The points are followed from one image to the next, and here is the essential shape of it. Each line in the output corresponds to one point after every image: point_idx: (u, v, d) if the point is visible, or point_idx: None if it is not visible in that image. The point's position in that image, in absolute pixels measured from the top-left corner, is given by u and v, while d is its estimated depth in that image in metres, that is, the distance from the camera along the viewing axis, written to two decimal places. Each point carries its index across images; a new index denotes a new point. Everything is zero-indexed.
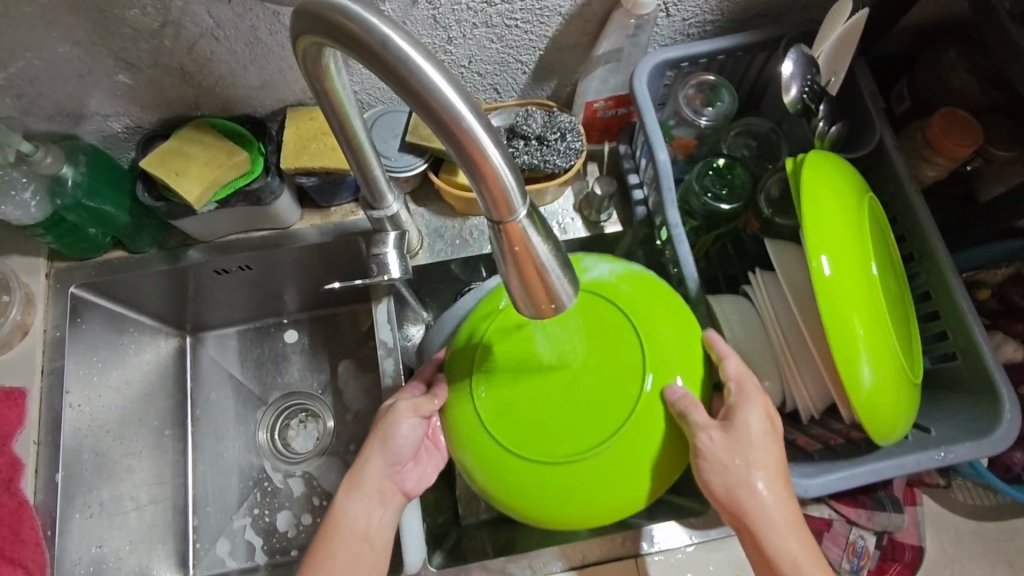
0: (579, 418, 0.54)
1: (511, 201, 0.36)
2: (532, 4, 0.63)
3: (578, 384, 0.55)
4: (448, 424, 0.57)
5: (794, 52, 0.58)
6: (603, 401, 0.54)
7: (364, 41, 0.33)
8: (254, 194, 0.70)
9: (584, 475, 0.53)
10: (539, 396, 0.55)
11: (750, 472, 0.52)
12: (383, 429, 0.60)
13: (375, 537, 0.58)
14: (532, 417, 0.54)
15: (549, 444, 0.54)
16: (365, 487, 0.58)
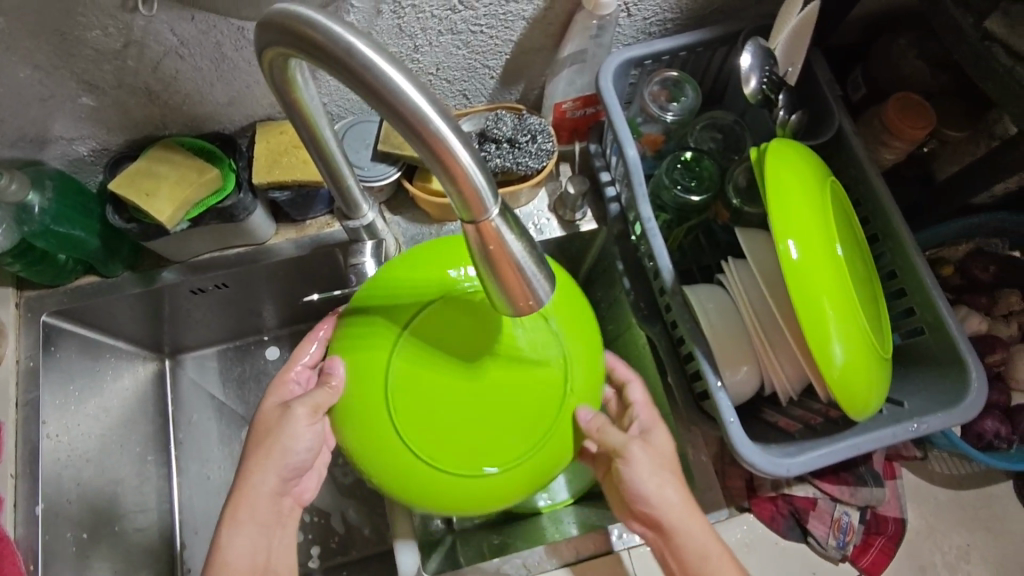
0: (483, 432, 0.56)
1: (483, 202, 0.37)
2: (495, 9, 0.64)
3: (485, 403, 0.56)
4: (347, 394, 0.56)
5: (750, 44, 0.59)
6: (504, 425, 0.56)
7: (330, 50, 0.34)
8: (227, 211, 0.70)
9: (467, 482, 0.55)
10: (454, 401, 0.56)
11: (662, 483, 0.57)
12: (276, 443, 0.57)
13: (274, 564, 0.58)
14: (444, 418, 0.55)
15: (422, 440, 0.55)
16: (259, 513, 0.57)
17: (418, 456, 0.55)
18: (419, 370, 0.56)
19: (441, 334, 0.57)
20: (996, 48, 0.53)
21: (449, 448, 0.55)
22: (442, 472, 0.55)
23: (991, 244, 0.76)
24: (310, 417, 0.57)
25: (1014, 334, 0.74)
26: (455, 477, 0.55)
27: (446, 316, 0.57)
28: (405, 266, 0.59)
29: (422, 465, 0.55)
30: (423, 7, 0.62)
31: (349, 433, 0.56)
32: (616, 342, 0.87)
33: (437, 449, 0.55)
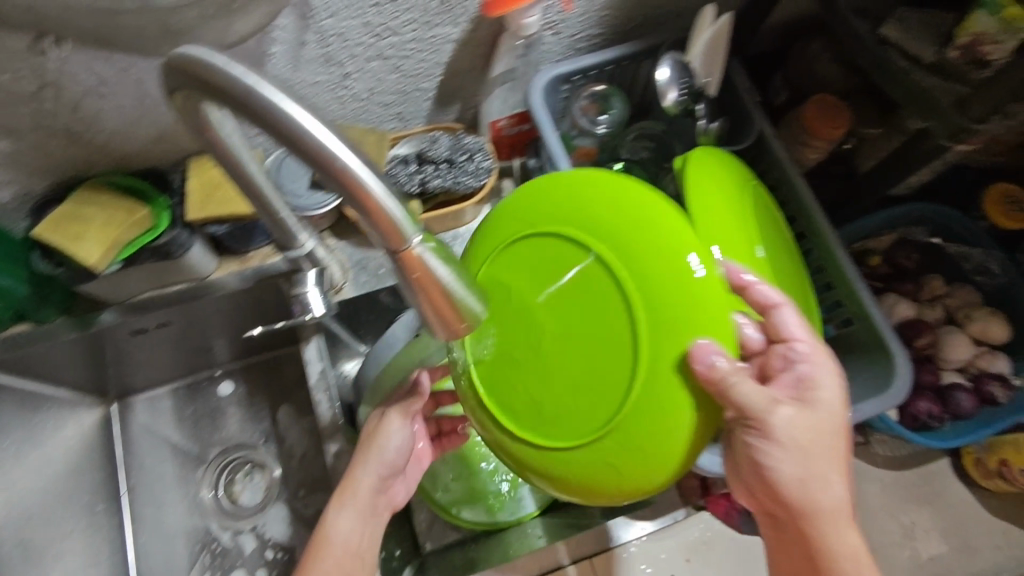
0: (584, 398, 0.50)
1: (404, 233, 0.38)
2: (422, 34, 0.65)
3: (597, 362, 0.49)
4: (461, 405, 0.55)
5: (666, 58, 0.62)
6: (606, 383, 0.49)
7: (233, 94, 0.33)
8: (162, 248, 0.68)
9: (598, 456, 0.49)
10: (555, 374, 0.50)
11: (806, 461, 0.50)
12: (371, 446, 0.62)
13: (364, 551, 0.61)
14: (557, 396, 0.50)
15: (528, 409, 0.51)
16: (357, 504, 0.61)
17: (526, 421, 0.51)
18: (508, 345, 0.51)
19: (515, 300, 0.51)
20: (892, 52, 0.57)
21: (562, 417, 0.50)
22: (554, 442, 0.51)
23: (912, 233, 0.80)
24: (399, 423, 0.63)
25: (939, 316, 0.76)
26: (590, 451, 0.49)
27: (508, 278, 0.52)
28: (490, 244, 0.54)
29: (554, 451, 0.50)
30: (348, 35, 0.62)
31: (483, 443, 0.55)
32: None
33: (544, 420, 0.51)
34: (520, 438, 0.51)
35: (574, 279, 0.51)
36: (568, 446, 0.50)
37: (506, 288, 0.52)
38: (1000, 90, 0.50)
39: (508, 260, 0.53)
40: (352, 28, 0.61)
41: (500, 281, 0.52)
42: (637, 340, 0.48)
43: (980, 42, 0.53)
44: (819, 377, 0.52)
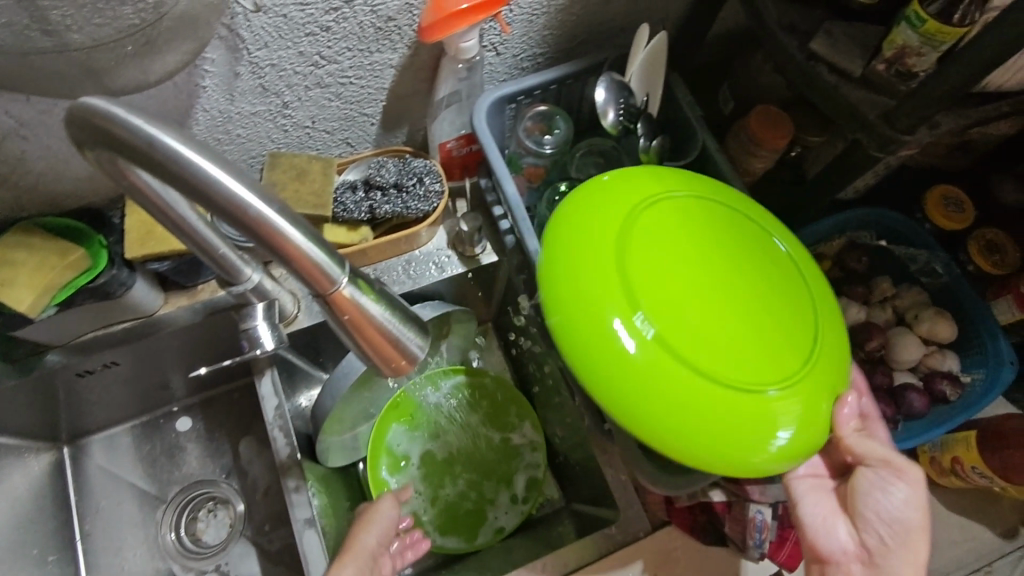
0: (729, 347, 0.50)
1: (329, 274, 0.37)
2: (360, 61, 0.65)
3: (716, 309, 0.51)
4: (564, 314, 0.51)
5: (603, 79, 0.63)
6: (785, 345, 0.51)
7: (131, 143, 0.32)
8: (101, 289, 0.66)
9: (729, 397, 0.48)
10: (720, 318, 0.50)
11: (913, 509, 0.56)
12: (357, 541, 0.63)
13: None
14: (696, 330, 0.50)
15: (650, 349, 0.49)
16: (358, 557, 0.61)
17: (634, 368, 0.48)
18: (673, 286, 0.51)
19: (687, 250, 0.53)
20: (820, 66, 0.58)
21: (680, 360, 0.48)
22: (667, 391, 0.48)
23: (861, 236, 0.81)
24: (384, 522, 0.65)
25: (890, 317, 0.79)
26: (717, 391, 0.48)
27: (665, 235, 0.54)
28: (631, 197, 0.56)
29: (674, 376, 0.48)
30: (282, 64, 0.61)
31: (576, 361, 0.50)
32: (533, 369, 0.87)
33: (659, 365, 0.48)
34: (643, 357, 0.49)
35: (775, 253, 0.56)
36: (698, 378, 0.48)
37: (661, 236, 0.54)
38: (922, 103, 0.51)
39: (655, 228, 0.54)
40: (286, 58, 0.60)
41: (617, 230, 0.54)
42: (815, 308, 0.54)
43: (906, 54, 0.55)
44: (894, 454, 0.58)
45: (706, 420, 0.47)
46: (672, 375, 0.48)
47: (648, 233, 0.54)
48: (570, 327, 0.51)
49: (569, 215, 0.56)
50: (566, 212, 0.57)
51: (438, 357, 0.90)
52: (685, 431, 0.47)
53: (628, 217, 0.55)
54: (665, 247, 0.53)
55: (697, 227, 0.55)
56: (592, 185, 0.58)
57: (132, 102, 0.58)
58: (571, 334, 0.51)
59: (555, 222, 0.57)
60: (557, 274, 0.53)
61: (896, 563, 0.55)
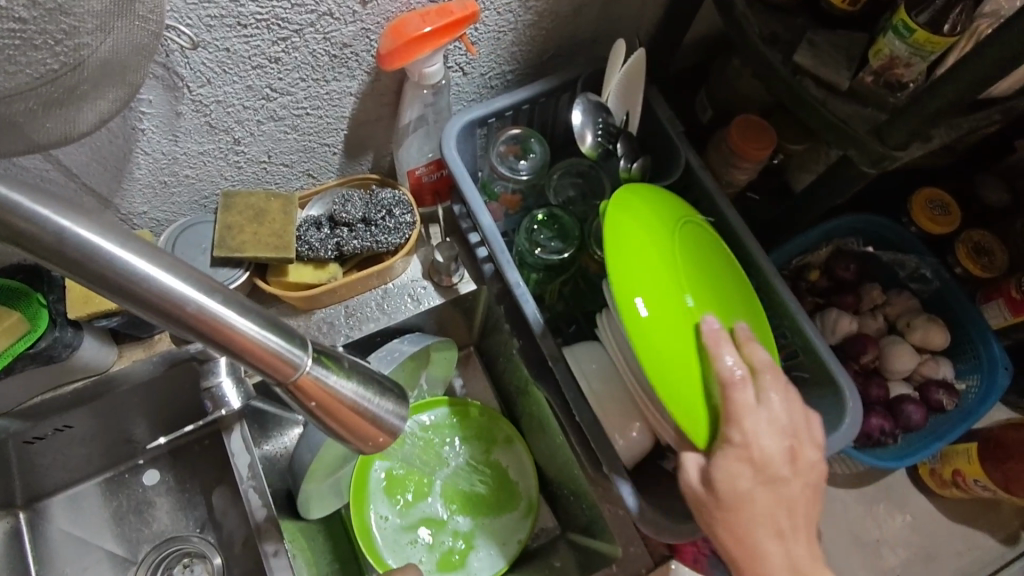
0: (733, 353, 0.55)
1: (290, 360, 0.33)
2: (315, 91, 0.60)
3: (717, 320, 0.56)
4: (624, 240, 0.53)
5: (579, 101, 0.59)
6: None
7: (34, 238, 0.27)
8: (43, 353, 0.60)
9: None
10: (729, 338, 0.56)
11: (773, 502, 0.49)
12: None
13: None
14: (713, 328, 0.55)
15: (669, 324, 0.52)
16: None
17: (649, 323, 0.51)
18: (720, 310, 0.57)
19: (718, 285, 0.58)
20: (805, 80, 0.55)
21: (682, 338, 0.51)
22: (669, 352, 0.50)
23: (848, 243, 0.79)
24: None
25: (882, 327, 0.77)
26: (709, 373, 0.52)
27: (712, 269, 0.59)
28: (701, 231, 0.60)
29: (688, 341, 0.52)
30: (229, 100, 0.56)
31: (619, 270, 0.52)
32: (518, 396, 0.84)
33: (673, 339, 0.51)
34: (671, 312, 0.52)
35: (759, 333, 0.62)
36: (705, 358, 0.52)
37: (708, 266, 0.58)
38: (915, 119, 0.49)
39: (710, 262, 0.59)
40: (233, 93, 0.55)
41: (680, 233, 0.58)
42: None
43: (894, 65, 0.53)
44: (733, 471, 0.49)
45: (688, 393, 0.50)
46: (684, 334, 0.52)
47: (670, 231, 0.57)
48: (617, 279, 0.51)
49: (642, 196, 0.58)
50: (638, 192, 0.58)
51: (417, 390, 0.85)
52: (676, 379, 0.50)
53: (690, 236, 0.59)
54: (676, 248, 0.57)
55: (728, 280, 0.59)
56: (638, 188, 0.58)
57: (62, 153, 0.52)
58: (632, 259, 0.53)
59: (631, 193, 0.57)
60: (613, 237, 0.53)
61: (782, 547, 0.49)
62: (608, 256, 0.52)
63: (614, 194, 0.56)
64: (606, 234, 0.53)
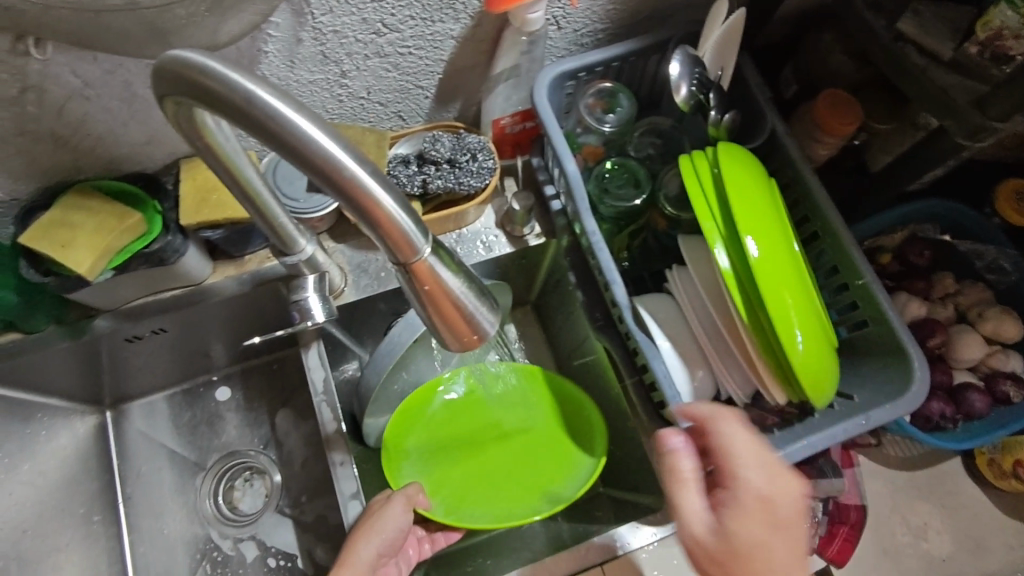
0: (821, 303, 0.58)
1: (414, 243, 0.36)
2: (421, 31, 0.63)
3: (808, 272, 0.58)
4: (746, 183, 0.55)
5: (677, 53, 0.60)
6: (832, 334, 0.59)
7: (226, 99, 0.32)
8: (155, 255, 0.66)
9: (819, 320, 0.54)
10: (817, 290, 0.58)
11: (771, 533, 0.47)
12: (373, 525, 0.62)
13: None
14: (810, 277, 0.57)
15: (775, 266, 0.53)
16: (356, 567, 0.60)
17: (767, 258, 0.53)
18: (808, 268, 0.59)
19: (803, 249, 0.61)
20: (907, 47, 0.55)
21: (789, 277, 0.53)
22: (781, 287, 0.53)
23: (924, 230, 0.79)
24: (406, 503, 0.65)
25: (950, 316, 0.76)
26: (810, 313, 0.54)
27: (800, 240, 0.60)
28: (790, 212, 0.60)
29: (796, 280, 0.54)
30: (344, 32, 0.59)
31: (743, 208, 0.53)
32: (572, 352, 0.86)
33: (776, 279, 0.53)
34: (784, 254, 0.54)
35: None
36: (807, 300, 0.54)
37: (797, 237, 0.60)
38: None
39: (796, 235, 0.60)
40: (349, 24, 0.59)
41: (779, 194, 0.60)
42: None
43: (1002, 36, 0.52)
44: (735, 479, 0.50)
45: (791, 325, 0.52)
46: (794, 275, 0.54)
47: (771, 183, 0.58)
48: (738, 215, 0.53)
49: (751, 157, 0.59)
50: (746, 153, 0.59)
51: None
52: (786, 311, 0.52)
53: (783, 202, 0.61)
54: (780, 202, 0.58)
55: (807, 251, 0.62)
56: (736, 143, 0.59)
57: None
58: (754, 200, 0.54)
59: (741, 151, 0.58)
60: (736, 179, 0.54)
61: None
62: (732, 192, 0.53)
63: (728, 145, 0.57)
64: (729, 173, 0.54)
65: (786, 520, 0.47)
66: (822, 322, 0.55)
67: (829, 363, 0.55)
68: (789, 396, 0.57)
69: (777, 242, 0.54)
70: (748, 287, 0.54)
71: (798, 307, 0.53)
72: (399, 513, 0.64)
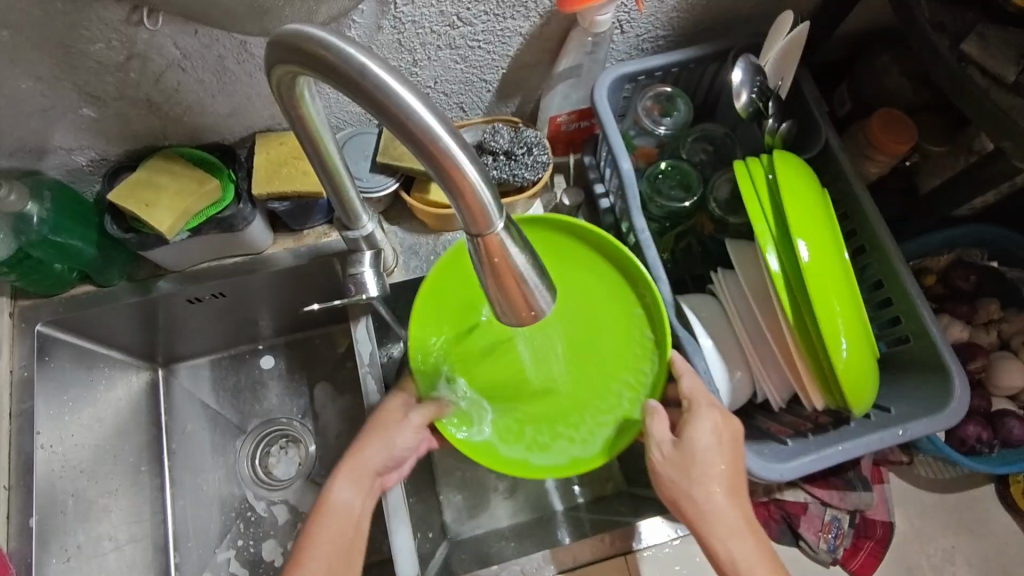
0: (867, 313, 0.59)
1: (489, 213, 0.37)
2: (493, 26, 0.66)
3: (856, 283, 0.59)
4: (802, 190, 0.56)
5: (741, 61, 0.62)
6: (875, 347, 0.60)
7: (342, 72, 0.35)
8: (226, 221, 0.70)
9: (864, 329, 0.56)
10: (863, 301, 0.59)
11: (692, 480, 0.54)
12: (387, 431, 0.63)
13: (359, 520, 0.59)
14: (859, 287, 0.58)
15: (826, 273, 0.54)
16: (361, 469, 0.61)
17: (817, 263, 0.54)
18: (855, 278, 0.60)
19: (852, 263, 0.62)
20: (971, 68, 0.56)
21: (838, 284, 0.55)
22: (830, 292, 0.54)
23: (970, 254, 0.79)
24: (421, 422, 0.64)
25: (993, 341, 0.77)
26: (857, 321, 0.55)
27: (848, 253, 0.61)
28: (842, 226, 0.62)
29: (845, 288, 0.55)
30: (422, 22, 0.63)
31: (796, 214, 0.55)
32: None
33: (825, 286, 0.54)
34: (835, 261, 0.55)
35: None
36: (854, 309, 0.55)
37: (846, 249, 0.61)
38: None
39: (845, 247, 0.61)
40: (427, 16, 0.62)
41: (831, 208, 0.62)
42: None
43: None
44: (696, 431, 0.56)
45: (836, 331, 0.53)
46: (843, 284, 0.55)
47: (825, 194, 0.60)
48: (790, 220, 0.55)
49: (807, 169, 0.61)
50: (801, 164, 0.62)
51: None
52: (833, 316, 0.54)
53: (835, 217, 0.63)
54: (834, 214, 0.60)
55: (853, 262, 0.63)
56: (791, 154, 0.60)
57: None
58: (809, 207, 0.56)
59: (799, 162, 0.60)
60: (791, 187, 0.56)
61: (722, 518, 0.53)
62: (786, 199, 0.55)
63: (786, 155, 0.59)
64: (785, 180, 0.56)
65: (716, 475, 0.54)
66: (868, 331, 0.56)
67: (871, 372, 0.56)
68: (829, 402, 0.58)
69: (828, 249, 0.55)
70: (796, 291, 0.55)
71: (845, 315, 0.54)
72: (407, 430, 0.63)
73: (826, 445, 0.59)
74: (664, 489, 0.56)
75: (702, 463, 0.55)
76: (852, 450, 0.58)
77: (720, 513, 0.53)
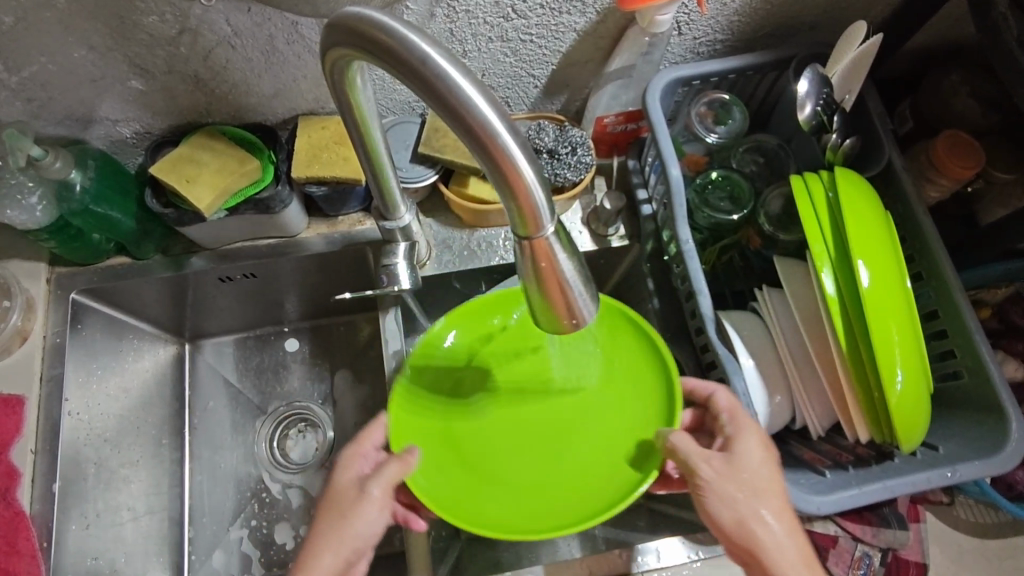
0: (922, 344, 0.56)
1: (539, 215, 0.35)
2: (548, 20, 0.64)
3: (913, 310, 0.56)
4: (865, 210, 0.54)
5: (807, 71, 0.61)
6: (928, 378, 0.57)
7: (403, 59, 0.34)
8: (263, 202, 0.70)
9: (921, 363, 0.52)
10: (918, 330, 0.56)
11: (750, 496, 0.52)
12: (344, 521, 0.56)
13: None
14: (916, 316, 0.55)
15: (886, 298, 0.52)
16: None
17: (877, 286, 0.51)
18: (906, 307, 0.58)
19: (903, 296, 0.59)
20: None
21: (898, 311, 0.52)
22: (888, 320, 0.51)
23: None
24: (382, 496, 0.57)
25: None
26: (914, 352, 0.52)
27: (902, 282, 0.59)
28: None
29: (904, 315, 0.52)
30: (475, 12, 0.61)
31: (857, 233, 0.52)
32: None
33: (884, 313, 0.51)
34: (896, 286, 0.53)
35: None
36: (913, 339, 0.52)
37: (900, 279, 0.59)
38: None
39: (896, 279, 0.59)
40: (481, 6, 0.60)
41: None
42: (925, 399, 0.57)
43: None
44: (744, 441, 0.55)
45: (890, 361, 0.51)
46: (902, 311, 0.52)
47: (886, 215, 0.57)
48: (851, 239, 0.52)
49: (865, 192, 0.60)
50: None
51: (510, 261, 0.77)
52: (889, 345, 0.51)
53: None
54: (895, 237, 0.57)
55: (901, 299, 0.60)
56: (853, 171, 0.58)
57: None
58: (873, 226, 0.53)
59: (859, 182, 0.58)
60: (855, 205, 0.53)
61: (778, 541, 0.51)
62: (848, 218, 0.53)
63: (847, 171, 0.56)
64: (847, 197, 0.54)
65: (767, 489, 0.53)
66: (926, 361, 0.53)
67: (925, 407, 0.53)
68: (875, 435, 0.55)
69: (891, 273, 0.53)
70: (852, 315, 0.53)
71: (903, 346, 0.51)
72: (372, 520, 0.56)
73: (865, 479, 0.57)
74: (721, 511, 0.52)
75: (754, 479, 0.53)
76: (896, 487, 0.56)
77: (782, 528, 0.51)
